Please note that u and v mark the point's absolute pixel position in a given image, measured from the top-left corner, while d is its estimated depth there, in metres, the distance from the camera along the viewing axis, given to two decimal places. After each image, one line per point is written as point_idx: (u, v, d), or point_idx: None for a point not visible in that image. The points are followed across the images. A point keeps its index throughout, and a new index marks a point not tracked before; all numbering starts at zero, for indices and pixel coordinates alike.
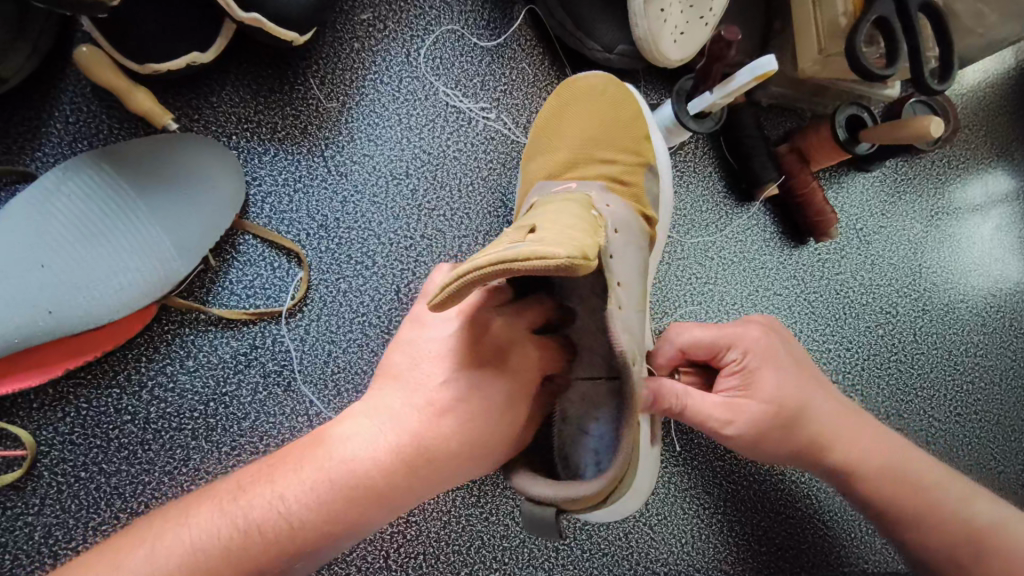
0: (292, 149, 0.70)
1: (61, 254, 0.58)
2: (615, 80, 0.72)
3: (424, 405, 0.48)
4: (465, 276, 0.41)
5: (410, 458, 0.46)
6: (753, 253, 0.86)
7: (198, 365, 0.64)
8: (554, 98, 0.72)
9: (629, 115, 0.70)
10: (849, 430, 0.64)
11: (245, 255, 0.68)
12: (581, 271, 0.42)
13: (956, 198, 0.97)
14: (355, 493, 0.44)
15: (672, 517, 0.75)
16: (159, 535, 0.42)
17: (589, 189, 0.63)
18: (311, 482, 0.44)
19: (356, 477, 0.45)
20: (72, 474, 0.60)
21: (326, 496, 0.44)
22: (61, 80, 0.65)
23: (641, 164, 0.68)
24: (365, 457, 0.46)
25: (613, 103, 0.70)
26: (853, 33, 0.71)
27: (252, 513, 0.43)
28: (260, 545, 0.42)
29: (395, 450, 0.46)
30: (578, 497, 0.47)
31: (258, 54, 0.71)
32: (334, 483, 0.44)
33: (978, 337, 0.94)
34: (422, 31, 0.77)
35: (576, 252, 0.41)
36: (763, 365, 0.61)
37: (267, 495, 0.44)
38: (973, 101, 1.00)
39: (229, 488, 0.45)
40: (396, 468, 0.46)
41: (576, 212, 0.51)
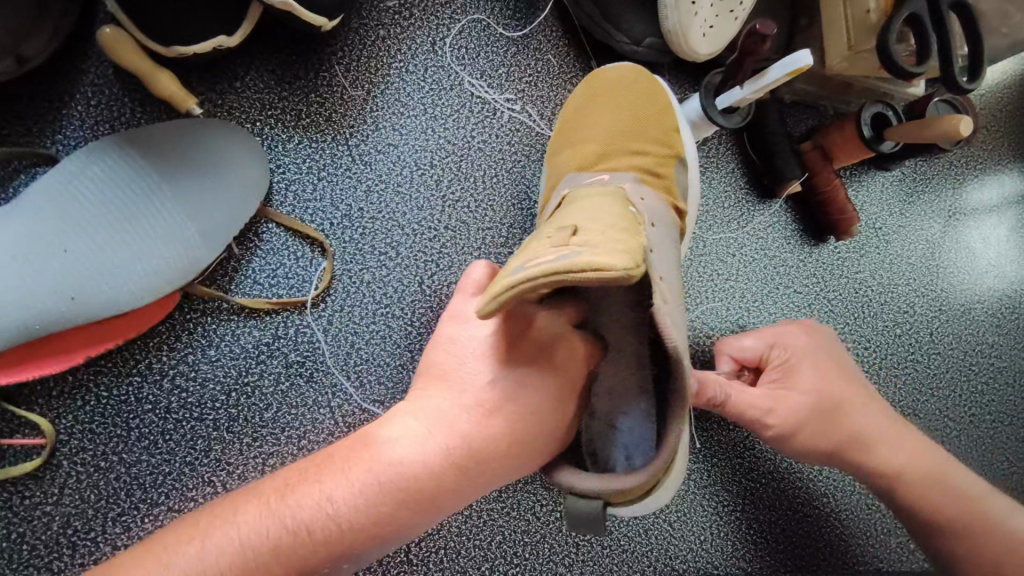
0: (317, 137, 0.69)
1: (82, 239, 0.57)
2: (643, 72, 0.71)
3: (474, 407, 0.48)
4: (520, 286, 0.40)
5: (459, 459, 0.46)
6: (774, 249, 0.85)
7: (219, 354, 0.63)
8: (586, 90, 0.71)
9: (657, 108, 0.69)
10: (894, 434, 0.65)
11: (268, 244, 0.67)
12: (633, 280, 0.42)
13: (974, 199, 0.97)
14: (401, 495, 0.44)
15: (691, 514, 0.75)
16: (205, 531, 0.42)
17: (621, 181, 0.61)
18: (355, 482, 0.43)
19: (403, 478, 0.44)
20: (92, 464, 0.59)
21: (370, 498, 0.43)
22: (83, 61, 0.63)
23: (672, 158, 0.67)
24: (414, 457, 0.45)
25: (644, 95, 0.69)
26: (885, 31, 0.70)
27: (298, 510, 0.42)
28: (306, 542, 0.41)
29: (445, 452, 0.45)
30: (620, 489, 0.46)
31: (284, 40, 0.69)
32: (382, 487, 0.43)
33: (993, 338, 0.94)
34: (447, 20, 0.75)
35: (629, 263, 0.41)
36: (804, 364, 0.64)
37: (316, 493, 0.43)
38: (992, 102, 1.00)
39: (276, 487, 0.44)
40: (442, 465, 0.45)
41: (616, 210, 0.50)
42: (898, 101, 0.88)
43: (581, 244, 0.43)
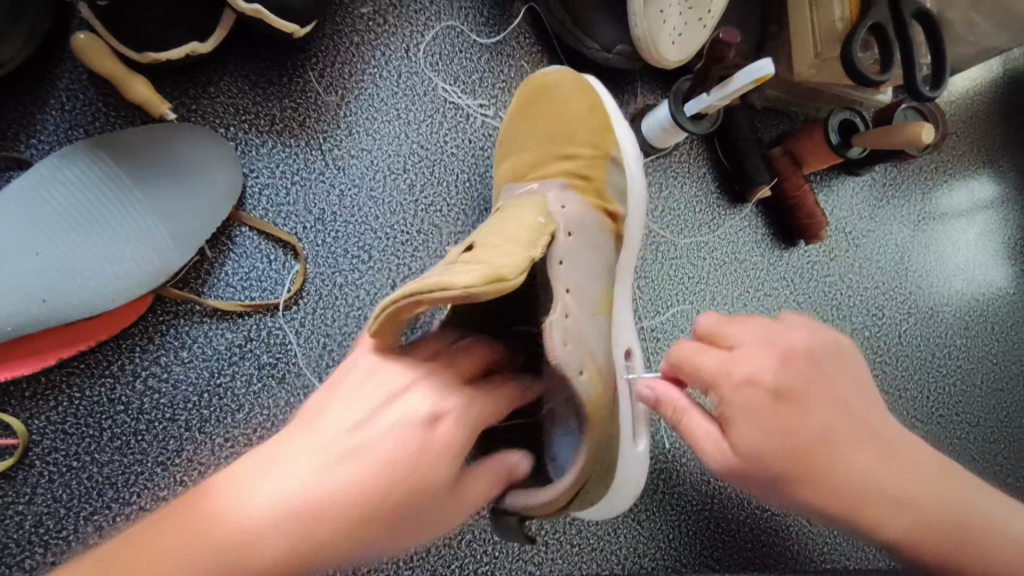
0: (290, 142, 0.70)
1: (56, 243, 0.58)
2: (569, 71, 0.70)
3: (344, 457, 0.44)
4: (383, 313, 0.46)
5: (311, 523, 0.41)
6: (744, 253, 0.87)
7: (192, 356, 0.64)
8: (519, 97, 0.72)
9: (584, 108, 0.68)
10: (891, 486, 0.47)
11: (241, 247, 0.67)
12: (486, 295, 0.45)
13: (943, 204, 0.99)
14: (238, 567, 0.39)
15: (661, 513, 0.77)
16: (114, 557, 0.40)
17: (545, 191, 0.64)
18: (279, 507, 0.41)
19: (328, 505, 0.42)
20: (64, 464, 0.60)
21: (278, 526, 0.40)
22: (57, 66, 0.64)
23: (600, 159, 0.67)
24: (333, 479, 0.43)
25: (573, 96, 0.69)
26: (848, 40, 0.72)
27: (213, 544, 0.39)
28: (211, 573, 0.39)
29: (297, 513, 0.41)
30: (536, 504, 0.50)
31: (258, 45, 0.70)
32: (218, 556, 0.39)
33: (961, 340, 0.96)
34: (421, 27, 0.76)
35: (476, 282, 0.45)
36: (739, 412, 0.47)
37: (151, 560, 0.38)
38: (962, 108, 1.02)
39: (116, 549, 0.40)
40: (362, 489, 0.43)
41: (521, 222, 0.57)
42: (867, 107, 0.90)
43: (465, 261, 0.49)
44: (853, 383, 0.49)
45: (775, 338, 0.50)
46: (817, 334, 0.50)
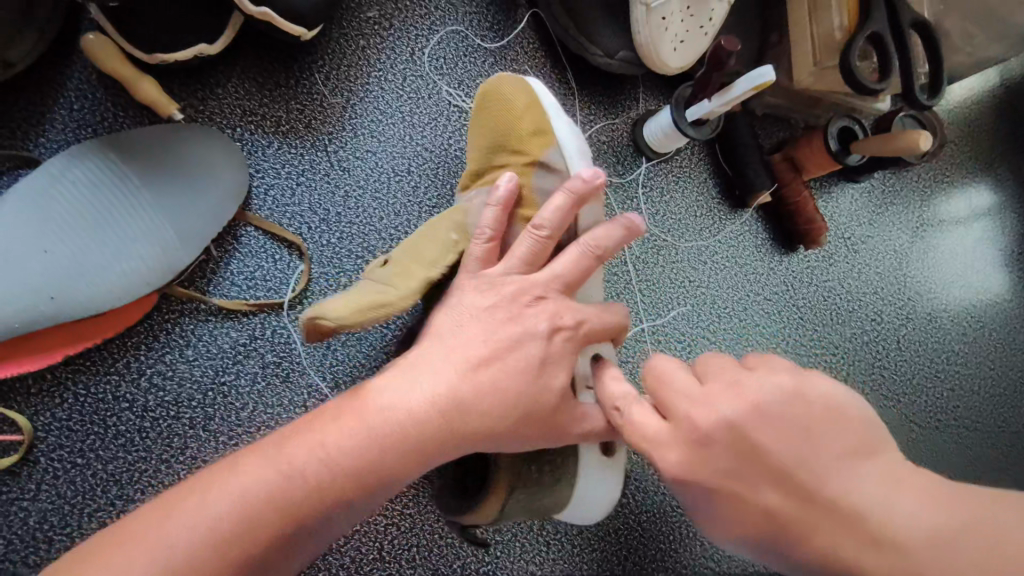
0: (296, 143, 0.71)
1: (64, 241, 0.58)
2: (511, 78, 0.66)
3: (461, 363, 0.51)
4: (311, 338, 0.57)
5: (446, 409, 0.49)
6: (745, 257, 0.88)
7: (197, 354, 0.65)
8: (474, 107, 0.70)
9: (517, 114, 0.63)
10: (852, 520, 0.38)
11: (247, 246, 0.68)
12: (355, 324, 0.53)
13: (941, 211, 1.00)
14: (391, 444, 0.47)
15: (661, 515, 0.77)
16: (194, 502, 0.43)
17: (473, 202, 0.63)
18: (400, 422, 0.48)
19: (464, 415, 0.49)
20: (69, 460, 0.60)
21: (415, 429, 0.48)
22: (66, 67, 0.65)
23: (527, 168, 0.62)
24: (465, 388, 0.50)
25: (508, 102, 0.64)
26: (847, 48, 0.73)
27: (345, 449, 0.46)
28: (332, 492, 0.45)
29: (434, 404, 0.49)
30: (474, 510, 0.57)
31: (266, 48, 0.71)
32: (375, 435, 0.47)
33: (959, 346, 0.97)
34: (427, 30, 0.77)
35: (344, 317, 0.53)
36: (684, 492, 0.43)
37: (309, 442, 0.46)
38: (960, 116, 1.03)
39: (274, 441, 0.47)
40: (500, 397, 0.51)
41: (438, 239, 0.60)
42: (866, 115, 0.91)
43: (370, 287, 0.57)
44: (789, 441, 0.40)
45: (697, 416, 0.42)
46: (736, 398, 0.42)
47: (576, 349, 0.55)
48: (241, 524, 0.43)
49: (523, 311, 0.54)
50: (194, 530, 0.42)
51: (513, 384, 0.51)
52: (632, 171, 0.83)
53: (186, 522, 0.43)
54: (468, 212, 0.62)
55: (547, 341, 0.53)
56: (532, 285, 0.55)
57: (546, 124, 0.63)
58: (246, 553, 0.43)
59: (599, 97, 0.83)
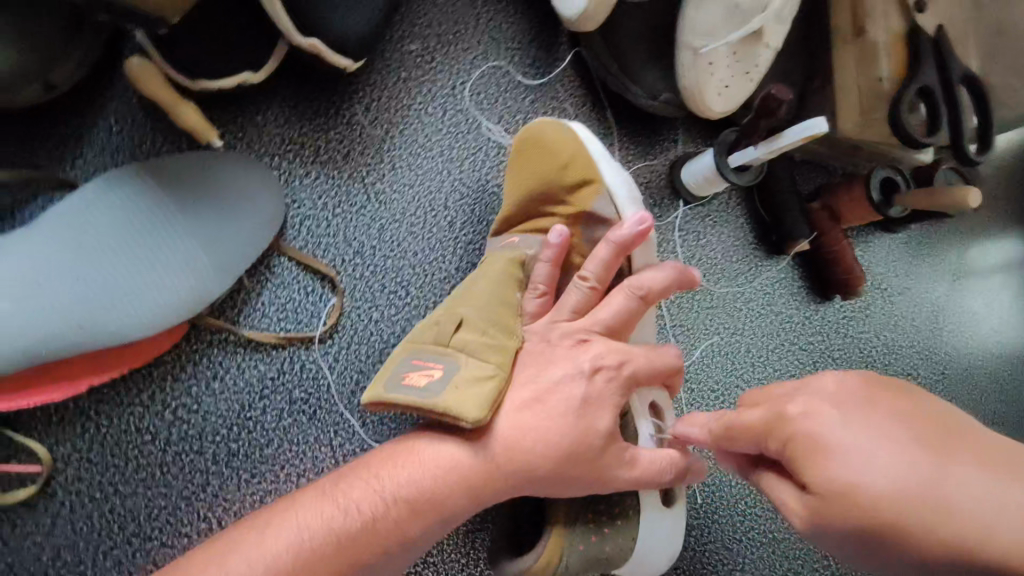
0: (333, 173, 0.70)
1: (98, 268, 0.57)
2: (554, 126, 0.64)
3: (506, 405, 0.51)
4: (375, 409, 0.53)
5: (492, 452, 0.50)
6: (780, 305, 0.86)
7: (223, 387, 0.63)
8: (513, 147, 0.67)
9: (563, 160, 0.62)
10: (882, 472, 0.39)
11: (279, 278, 0.66)
12: (467, 415, 0.48)
13: (977, 265, 0.99)
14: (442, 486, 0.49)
15: (692, 572, 0.74)
16: (254, 538, 0.47)
17: (525, 251, 0.63)
18: (451, 460, 0.50)
19: (506, 456, 0.50)
20: (87, 494, 0.58)
21: (464, 471, 0.50)
22: (108, 90, 0.64)
23: (574, 219, 0.62)
24: (509, 429, 0.50)
25: (550, 147, 0.62)
26: (897, 100, 0.72)
27: (399, 487, 0.49)
28: (385, 529, 0.48)
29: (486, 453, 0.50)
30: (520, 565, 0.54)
31: (308, 77, 0.70)
32: (428, 480, 0.49)
33: (996, 403, 0.95)
34: (468, 65, 0.77)
35: (443, 403, 0.49)
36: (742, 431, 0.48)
37: (364, 479, 0.49)
38: (997, 169, 1.02)
39: (330, 478, 0.50)
40: (538, 441, 0.50)
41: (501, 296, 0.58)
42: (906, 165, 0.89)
43: (451, 353, 0.53)
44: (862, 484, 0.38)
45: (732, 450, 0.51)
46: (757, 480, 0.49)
47: (620, 393, 0.54)
48: (298, 562, 0.46)
49: (571, 355, 0.54)
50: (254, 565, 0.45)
51: (557, 429, 0.50)
52: (669, 214, 0.81)
53: (245, 558, 0.46)
54: (521, 261, 0.62)
55: (589, 381, 0.52)
56: (578, 331, 0.56)
57: (594, 170, 0.62)
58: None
59: (638, 137, 0.82)
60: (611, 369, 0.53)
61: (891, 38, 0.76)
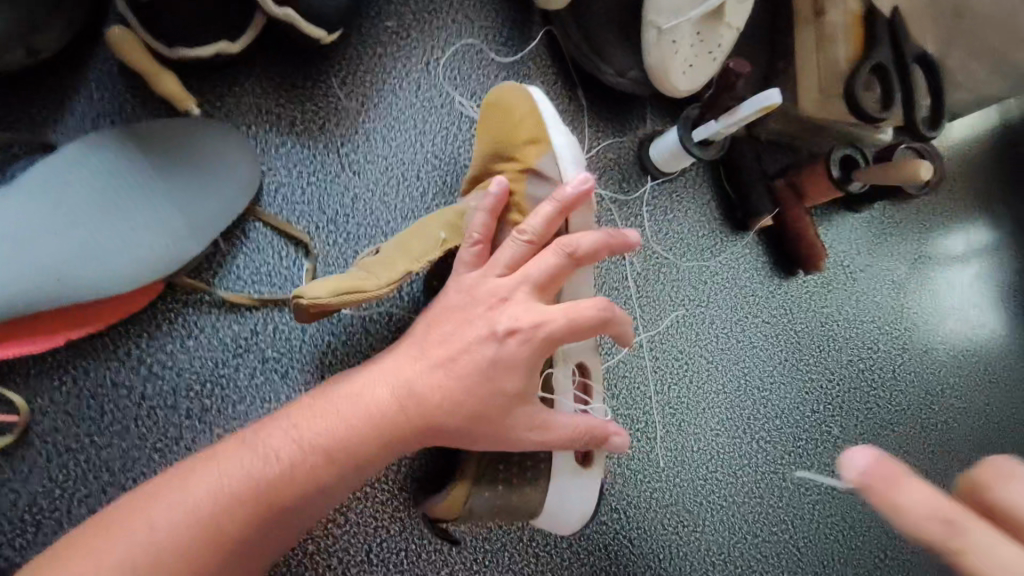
0: (308, 143, 0.72)
1: (76, 225, 0.59)
2: (518, 88, 0.67)
3: (439, 357, 0.54)
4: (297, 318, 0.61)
5: (419, 396, 0.53)
6: (745, 280, 0.89)
7: (197, 346, 0.65)
8: (485, 110, 0.71)
9: (515, 118, 0.65)
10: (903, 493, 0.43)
11: (254, 242, 0.69)
12: (314, 303, 0.55)
13: (940, 246, 1.02)
14: (369, 430, 0.51)
15: (652, 532, 0.77)
16: (178, 489, 0.47)
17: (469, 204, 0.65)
18: (365, 410, 0.52)
19: (417, 408, 0.53)
20: (63, 444, 0.60)
21: (389, 414, 0.52)
22: (90, 58, 0.66)
23: (520, 172, 0.64)
24: (425, 382, 0.53)
25: (508, 106, 0.66)
26: (852, 78, 0.75)
27: (314, 436, 0.50)
28: (314, 472, 0.50)
29: (413, 397, 0.53)
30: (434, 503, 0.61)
31: (286, 51, 0.73)
32: (357, 425, 0.51)
33: (955, 380, 0.98)
34: (443, 42, 0.79)
35: (314, 294, 0.55)
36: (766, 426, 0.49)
37: (295, 427, 0.51)
38: (960, 154, 1.05)
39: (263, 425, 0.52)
40: (449, 394, 0.53)
41: (425, 236, 0.61)
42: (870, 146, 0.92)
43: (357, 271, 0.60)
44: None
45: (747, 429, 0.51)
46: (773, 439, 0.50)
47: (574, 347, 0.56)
48: (227, 503, 0.47)
49: (484, 315, 0.55)
50: (185, 508, 0.46)
51: (470, 382, 0.53)
52: (637, 189, 0.84)
53: (168, 506, 0.47)
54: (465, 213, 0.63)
55: (500, 343, 0.54)
56: (497, 293, 0.56)
57: (543, 133, 0.64)
58: (219, 534, 0.47)
59: (607, 115, 0.84)
60: (526, 330, 0.54)
61: (848, 19, 0.79)
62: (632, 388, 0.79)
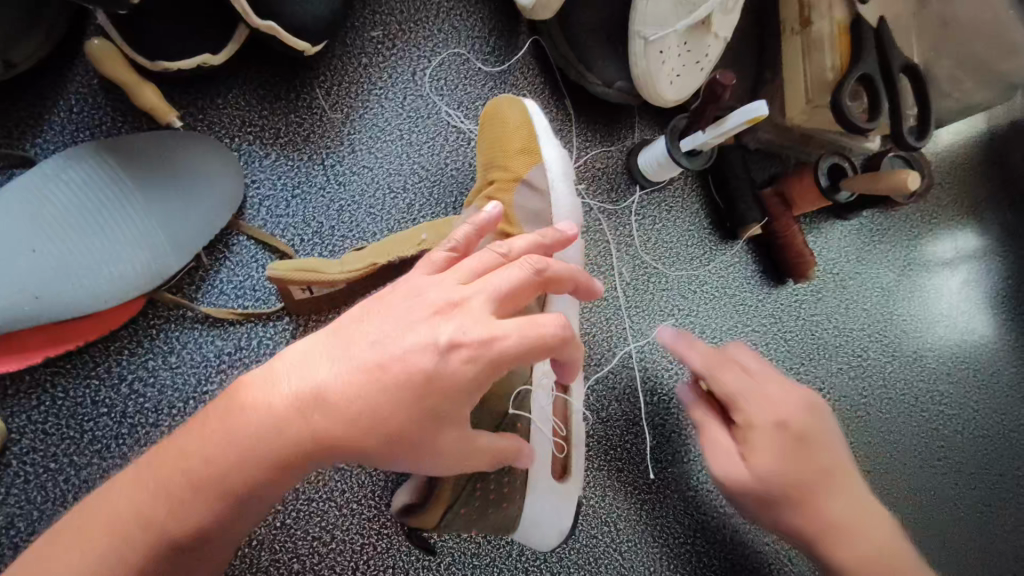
0: (293, 155, 0.71)
1: (54, 241, 0.58)
2: (511, 100, 0.67)
3: (363, 361, 0.42)
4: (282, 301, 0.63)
5: (332, 406, 0.41)
6: (734, 289, 0.88)
7: (180, 362, 0.64)
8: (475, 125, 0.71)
9: (506, 129, 0.65)
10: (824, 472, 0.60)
11: (238, 256, 0.68)
12: (277, 275, 0.57)
13: (928, 253, 1.02)
14: (270, 452, 0.40)
15: (642, 545, 0.76)
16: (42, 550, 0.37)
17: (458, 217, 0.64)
18: (265, 425, 0.40)
19: (326, 421, 0.40)
20: (42, 464, 0.59)
21: (294, 430, 0.40)
22: (69, 71, 0.65)
23: (510, 183, 0.64)
24: (335, 385, 0.41)
25: (499, 117, 0.66)
26: (839, 89, 0.75)
27: (201, 466, 0.39)
28: (205, 508, 0.39)
29: (325, 407, 0.41)
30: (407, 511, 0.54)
31: (269, 62, 0.72)
32: (254, 446, 0.39)
33: (944, 386, 0.98)
34: (429, 52, 0.78)
35: (280, 268, 0.57)
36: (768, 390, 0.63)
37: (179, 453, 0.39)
38: (947, 161, 1.06)
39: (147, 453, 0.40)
40: (371, 403, 0.41)
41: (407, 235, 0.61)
42: (857, 154, 0.92)
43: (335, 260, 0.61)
44: (827, 462, 0.60)
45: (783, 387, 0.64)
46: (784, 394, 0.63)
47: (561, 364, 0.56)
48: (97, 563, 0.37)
49: (413, 325, 0.43)
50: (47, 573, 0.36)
51: (399, 390, 0.42)
52: (626, 199, 0.84)
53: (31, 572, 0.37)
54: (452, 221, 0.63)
55: (442, 356, 0.43)
56: (437, 301, 0.45)
57: (534, 144, 0.65)
58: None
59: (595, 125, 0.84)
60: (472, 348, 0.43)
61: (835, 29, 0.78)
62: (621, 399, 0.78)
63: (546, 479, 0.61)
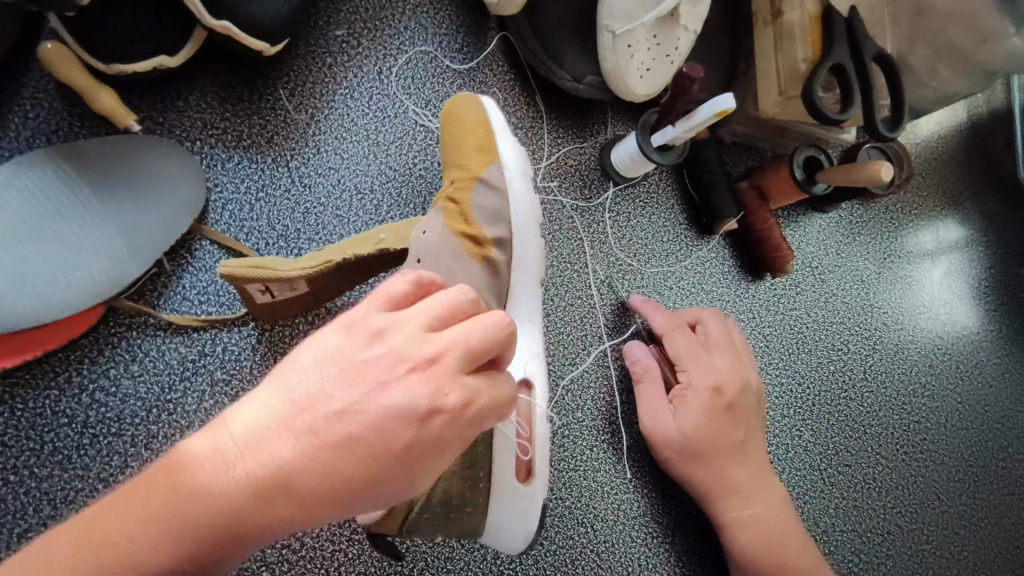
0: (256, 158, 0.70)
1: (6, 250, 0.57)
2: (468, 99, 0.67)
3: (326, 425, 0.35)
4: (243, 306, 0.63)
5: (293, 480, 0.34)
6: (711, 285, 0.87)
7: (142, 370, 0.63)
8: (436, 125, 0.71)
9: (464, 127, 0.65)
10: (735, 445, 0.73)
11: (201, 261, 0.67)
12: (227, 271, 0.56)
13: (910, 244, 1.01)
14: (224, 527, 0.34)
15: (620, 545, 0.75)
16: None
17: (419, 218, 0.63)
18: (217, 500, 0.34)
19: (292, 493, 0.35)
20: (1, 478, 0.58)
21: (249, 505, 0.34)
22: (24, 75, 0.64)
23: (468, 181, 0.63)
24: (299, 461, 0.34)
25: (457, 117, 0.66)
26: (811, 80, 0.73)
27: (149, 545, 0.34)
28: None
29: (287, 481, 0.34)
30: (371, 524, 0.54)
31: (231, 63, 0.71)
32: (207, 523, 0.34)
33: (926, 378, 0.98)
34: (395, 50, 0.77)
35: (231, 265, 0.56)
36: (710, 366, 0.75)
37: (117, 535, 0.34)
38: (927, 150, 1.05)
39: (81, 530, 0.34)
40: (341, 474, 0.35)
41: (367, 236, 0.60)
42: (834, 145, 0.92)
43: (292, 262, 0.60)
44: (740, 436, 0.73)
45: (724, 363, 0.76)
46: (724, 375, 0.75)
47: None
48: None
49: (382, 388, 0.36)
50: None
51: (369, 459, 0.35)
52: (599, 195, 0.83)
53: None
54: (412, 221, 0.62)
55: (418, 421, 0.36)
56: (409, 353, 0.36)
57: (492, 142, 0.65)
58: None
59: (567, 121, 0.83)
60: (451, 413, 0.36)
61: (807, 20, 0.77)
62: (595, 398, 0.78)
63: (514, 480, 0.60)
